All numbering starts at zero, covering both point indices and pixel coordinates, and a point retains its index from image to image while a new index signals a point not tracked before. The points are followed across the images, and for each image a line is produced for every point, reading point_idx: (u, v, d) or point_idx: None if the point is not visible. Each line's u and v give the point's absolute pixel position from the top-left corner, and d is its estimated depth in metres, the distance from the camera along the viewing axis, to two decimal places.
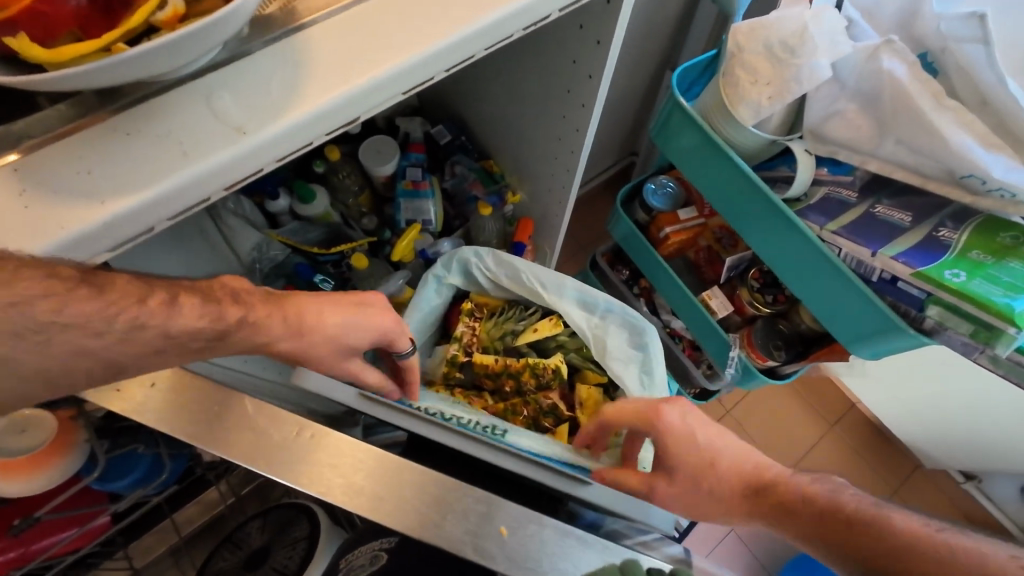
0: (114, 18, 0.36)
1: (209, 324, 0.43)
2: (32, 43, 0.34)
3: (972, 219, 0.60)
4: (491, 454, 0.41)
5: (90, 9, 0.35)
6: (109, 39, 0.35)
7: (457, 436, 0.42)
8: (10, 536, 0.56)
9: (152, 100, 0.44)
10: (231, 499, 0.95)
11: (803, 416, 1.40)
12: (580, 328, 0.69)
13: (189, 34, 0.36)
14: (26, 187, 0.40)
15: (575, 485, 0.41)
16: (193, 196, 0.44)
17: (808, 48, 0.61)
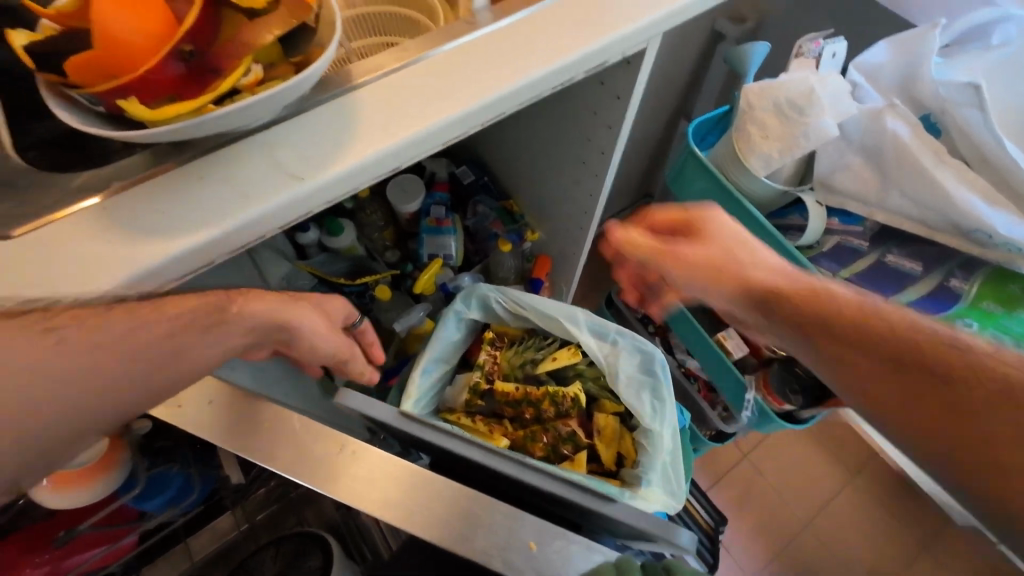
0: (205, 82, 0.41)
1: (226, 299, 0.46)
2: (137, 104, 0.39)
3: (980, 270, 0.63)
4: (516, 467, 0.43)
5: (186, 77, 0.41)
6: (201, 100, 0.40)
7: (482, 451, 0.44)
8: (52, 548, 0.59)
9: (225, 148, 0.50)
10: (244, 526, 0.97)
11: (824, 464, 1.37)
12: (593, 354, 0.70)
13: (269, 96, 0.42)
14: (113, 223, 0.46)
15: (600, 501, 0.42)
16: (253, 232, 0.48)
17: (816, 108, 0.65)
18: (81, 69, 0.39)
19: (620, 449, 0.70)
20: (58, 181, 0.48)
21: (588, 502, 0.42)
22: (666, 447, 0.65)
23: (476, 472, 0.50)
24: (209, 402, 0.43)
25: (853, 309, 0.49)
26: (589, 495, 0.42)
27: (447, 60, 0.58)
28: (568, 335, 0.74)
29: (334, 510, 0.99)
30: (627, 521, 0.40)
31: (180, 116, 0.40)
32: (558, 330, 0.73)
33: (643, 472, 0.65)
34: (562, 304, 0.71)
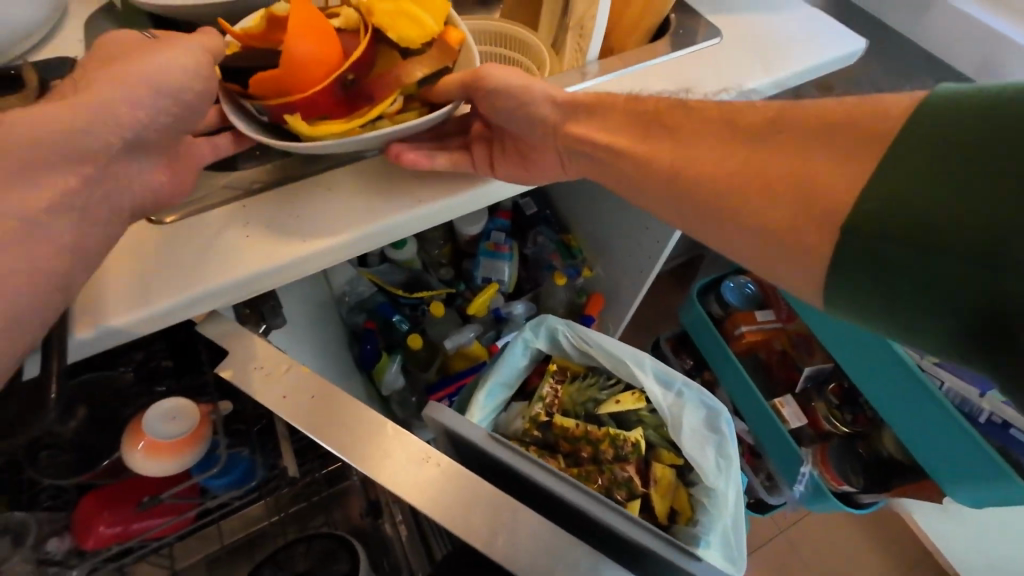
0: (356, 107, 0.48)
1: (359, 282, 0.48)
2: (300, 121, 0.46)
3: None
4: (597, 506, 0.45)
5: (343, 99, 0.48)
6: (354, 125, 0.47)
7: (567, 484, 0.45)
8: (134, 510, 0.64)
9: (353, 166, 0.55)
10: (273, 517, 0.98)
11: (869, 554, 1.27)
12: (657, 402, 0.69)
13: (410, 127, 0.48)
14: (250, 221, 0.51)
15: (681, 555, 0.42)
16: (368, 244, 0.52)
17: None
18: (264, 83, 0.47)
19: (674, 503, 0.68)
20: (207, 177, 0.53)
21: (667, 553, 0.43)
22: (729, 511, 0.64)
23: (544, 502, 0.51)
24: (310, 396, 0.46)
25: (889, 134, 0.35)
26: (669, 546, 0.43)
27: None
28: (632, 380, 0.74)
29: (360, 517, 0.99)
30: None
31: (331, 134, 0.47)
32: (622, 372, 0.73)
33: (701, 533, 0.63)
34: (631, 347, 0.72)
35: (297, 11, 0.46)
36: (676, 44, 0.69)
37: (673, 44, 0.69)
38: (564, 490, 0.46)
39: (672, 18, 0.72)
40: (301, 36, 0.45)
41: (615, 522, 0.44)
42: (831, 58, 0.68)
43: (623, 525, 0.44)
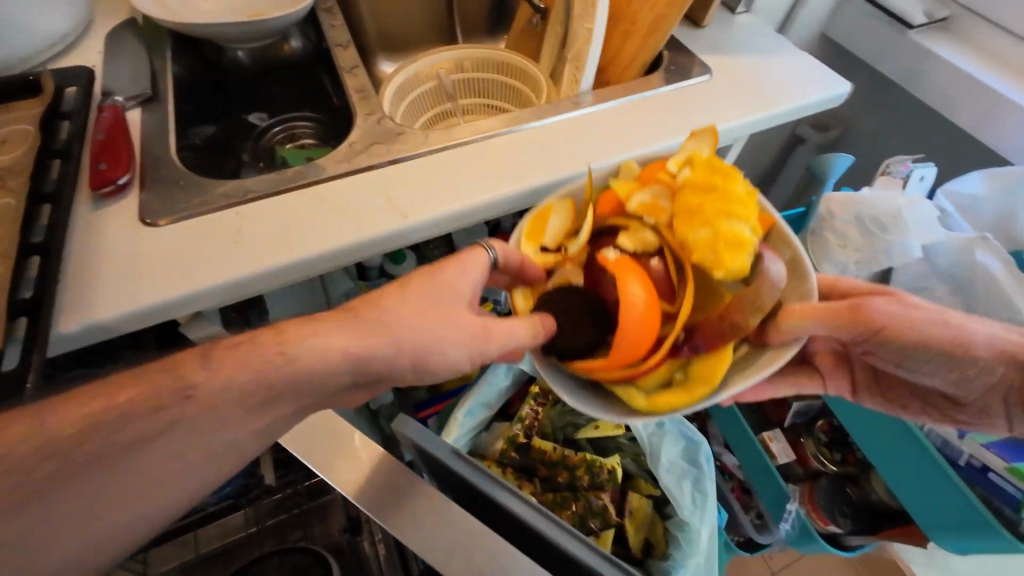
0: (681, 352, 0.41)
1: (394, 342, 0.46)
2: (636, 393, 0.40)
3: None
4: (558, 532, 0.44)
5: (680, 355, 0.41)
6: (696, 391, 0.39)
7: (529, 508, 0.45)
8: None
9: (346, 180, 0.57)
10: (251, 529, 0.95)
11: None
12: (636, 431, 0.68)
13: (756, 379, 0.39)
14: (239, 229, 0.52)
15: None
16: (353, 257, 0.53)
17: (899, 229, 0.64)
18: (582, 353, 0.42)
19: (649, 536, 0.68)
20: (204, 184, 0.55)
21: None
22: (703, 548, 0.62)
23: (509, 524, 0.50)
24: None
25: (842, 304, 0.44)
26: None
27: (547, 132, 0.63)
28: None
29: (340, 533, 0.94)
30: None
31: (673, 402, 0.39)
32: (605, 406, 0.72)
33: (673, 567, 0.61)
34: None
35: (615, 262, 0.42)
36: (669, 78, 0.71)
37: (666, 78, 0.71)
38: (526, 513, 0.45)
39: (666, 53, 0.75)
40: (635, 286, 0.40)
41: (576, 550, 0.43)
42: (820, 99, 0.70)
43: (582, 552, 0.42)
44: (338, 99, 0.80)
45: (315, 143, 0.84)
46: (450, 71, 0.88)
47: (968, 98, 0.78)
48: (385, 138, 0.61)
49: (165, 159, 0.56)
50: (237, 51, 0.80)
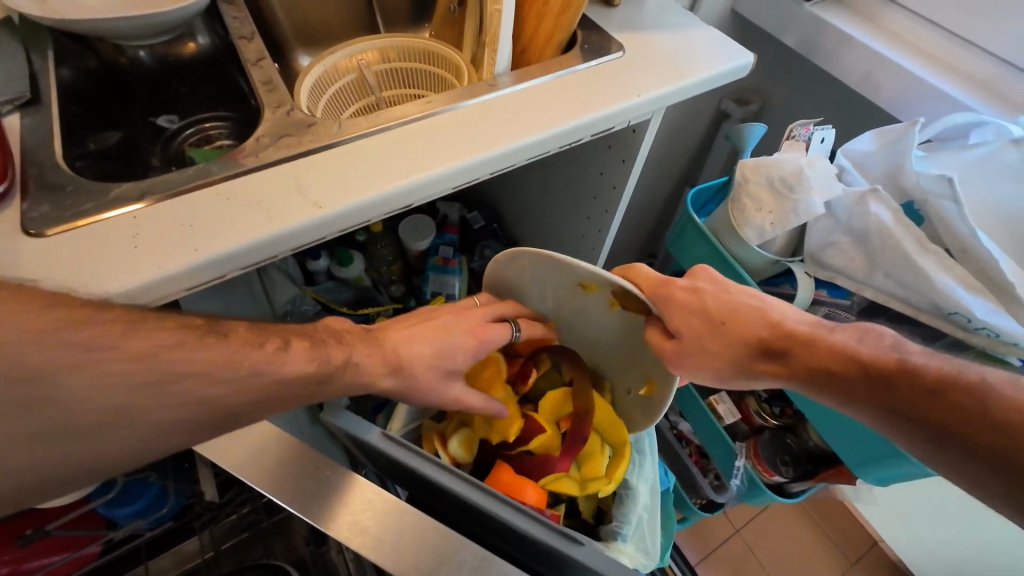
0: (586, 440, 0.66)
1: (296, 363, 0.47)
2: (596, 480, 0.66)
3: (1001, 328, 0.58)
4: (485, 498, 0.46)
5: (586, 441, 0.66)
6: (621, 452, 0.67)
7: (461, 481, 0.47)
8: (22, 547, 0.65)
9: (254, 176, 0.55)
10: (207, 554, 0.85)
11: (818, 549, 1.32)
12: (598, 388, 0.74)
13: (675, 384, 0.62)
14: (139, 231, 0.49)
15: (566, 542, 0.44)
16: (267, 252, 0.52)
17: (804, 187, 0.68)
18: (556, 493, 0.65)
19: (600, 503, 0.71)
20: (97, 188, 0.52)
21: (556, 543, 0.44)
22: (642, 503, 0.68)
23: (445, 499, 0.52)
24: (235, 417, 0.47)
25: (716, 315, 0.57)
26: (558, 536, 0.44)
27: (463, 116, 0.63)
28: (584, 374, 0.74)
29: (304, 545, 0.85)
30: (592, 565, 0.42)
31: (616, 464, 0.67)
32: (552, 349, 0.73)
33: (619, 527, 0.66)
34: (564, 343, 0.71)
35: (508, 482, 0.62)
36: (583, 57, 0.72)
37: (581, 57, 0.72)
38: (458, 486, 0.47)
39: (580, 33, 0.76)
40: (529, 489, 0.61)
41: (504, 513, 0.45)
42: (725, 70, 0.74)
43: (508, 515, 0.45)
44: (250, 98, 0.74)
45: (232, 143, 0.80)
46: (372, 61, 0.86)
47: (863, 60, 0.83)
48: (296, 130, 0.60)
49: (49, 166, 0.53)
50: (138, 49, 0.76)
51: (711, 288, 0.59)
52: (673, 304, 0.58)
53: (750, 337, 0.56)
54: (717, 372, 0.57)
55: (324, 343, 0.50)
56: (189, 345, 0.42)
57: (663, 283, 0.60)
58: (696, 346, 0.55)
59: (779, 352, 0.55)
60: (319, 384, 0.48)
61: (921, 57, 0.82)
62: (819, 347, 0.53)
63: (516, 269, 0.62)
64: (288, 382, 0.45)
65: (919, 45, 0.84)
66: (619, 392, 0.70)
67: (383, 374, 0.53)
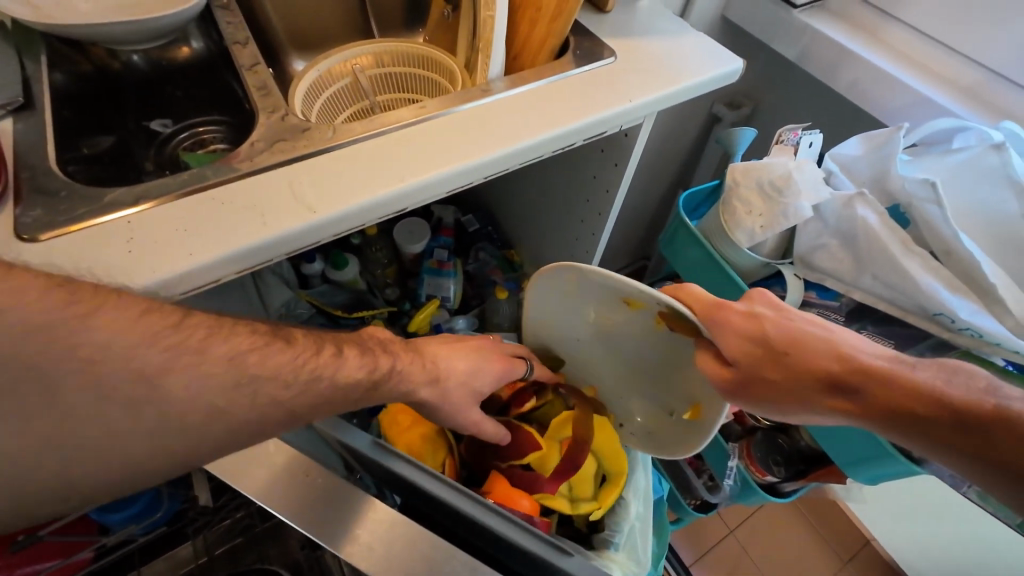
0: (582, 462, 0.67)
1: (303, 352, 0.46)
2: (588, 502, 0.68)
3: (985, 330, 0.60)
4: (475, 508, 0.46)
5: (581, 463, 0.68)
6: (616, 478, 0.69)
7: (452, 490, 0.47)
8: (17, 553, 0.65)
9: (247, 181, 0.55)
10: (201, 560, 0.85)
11: (810, 548, 1.34)
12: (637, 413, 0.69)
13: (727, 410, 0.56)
14: (133, 236, 0.50)
15: (555, 553, 0.44)
16: (261, 256, 0.52)
17: (793, 191, 0.69)
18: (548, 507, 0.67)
19: None
20: (91, 194, 0.52)
21: (545, 554, 0.44)
22: (632, 513, 0.69)
23: (436, 506, 0.52)
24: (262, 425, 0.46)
25: (778, 344, 0.52)
26: (548, 547, 0.45)
27: (458, 121, 0.64)
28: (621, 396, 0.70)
29: (299, 550, 0.83)
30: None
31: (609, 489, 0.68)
32: (594, 369, 0.70)
33: (611, 536, 0.67)
34: (602, 361, 0.68)
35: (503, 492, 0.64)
36: (576, 63, 0.73)
37: (574, 62, 0.73)
38: (450, 495, 0.47)
39: (573, 39, 0.77)
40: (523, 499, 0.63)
41: (494, 523, 0.45)
42: (716, 75, 0.75)
43: (499, 525, 0.45)
44: (245, 103, 0.74)
45: (226, 148, 0.80)
46: (366, 66, 0.86)
47: (851, 66, 0.85)
48: (290, 135, 0.60)
49: (42, 171, 0.53)
50: (131, 54, 0.76)
51: (772, 313, 0.54)
52: (729, 330, 0.52)
53: (819, 370, 0.51)
54: (778, 405, 0.53)
55: (374, 350, 0.52)
56: (260, 349, 0.43)
57: (717, 304, 0.54)
58: (752, 377, 0.51)
59: (850, 388, 0.50)
60: (369, 389, 0.49)
61: (907, 64, 0.84)
62: (897, 385, 0.48)
63: (560, 284, 0.60)
64: (343, 388, 0.47)
65: (905, 52, 0.86)
66: (661, 415, 0.66)
67: (421, 384, 0.55)
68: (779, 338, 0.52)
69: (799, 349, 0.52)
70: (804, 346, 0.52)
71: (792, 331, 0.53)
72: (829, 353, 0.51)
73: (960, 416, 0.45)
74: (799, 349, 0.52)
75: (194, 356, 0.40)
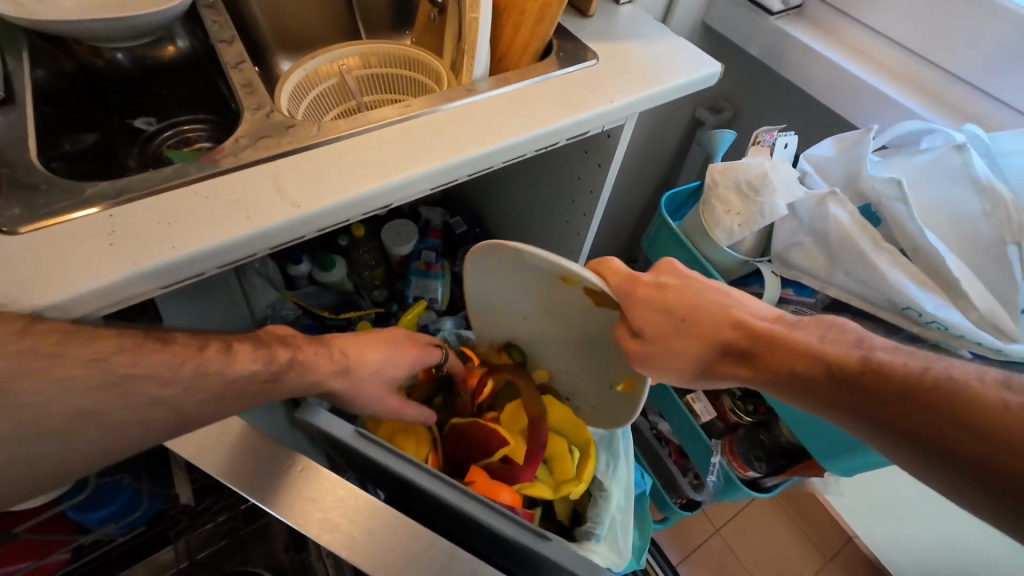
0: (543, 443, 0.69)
1: (252, 364, 0.50)
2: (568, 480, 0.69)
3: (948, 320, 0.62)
4: (456, 496, 0.47)
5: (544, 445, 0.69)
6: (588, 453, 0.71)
7: (434, 479, 0.48)
8: None
9: (231, 176, 0.55)
10: (183, 565, 0.82)
11: (795, 546, 1.36)
12: (572, 390, 0.72)
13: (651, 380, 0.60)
14: (115, 229, 0.50)
15: (534, 538, 0.45)
16: (243, 250, 0.52)
17: (769, 190, 0.71)
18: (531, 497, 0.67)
19: (576, 505, 0.73)
20: (70, 187, 0.52)
21: (525, 539, 0.45)
22: (613, 504, 0.70)
23: (419, 498, 0.53)
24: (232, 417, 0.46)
25: (679, 308, 0.56)
26: (526, 532, 0.45)
27: (442, 119, 0.65)
28: (558, 374, 0.72)
29: (283, 552, 0.83)
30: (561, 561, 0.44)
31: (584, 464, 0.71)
32: (536, 347, 0.71)
33: (593, 528, 0.68)
34: (539, 341, 0.70)
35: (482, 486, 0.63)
36: (560, 64, 0.75)
37: (557, 64, 0.75)
38: (432, 484, 0.48)
39: (556, 41, 0.79)
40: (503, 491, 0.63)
41: (475, 511, 0.46)
42: (694, 78, 0.77)
43: (479, 513, 0.46)
44: (231, 102, 0.75)
45: (211, 146, 0.79)
46: (353, 67, 0.87)
47: (824, 72, 0.88)
48: (276, 131, 0.60)
49: (22, 165, 0.53)
50: (115, 52, 0.76)
51: (675, 282, 0.58)
52: (637, 303, 0.55)
53: (712, 335, 0.55)
54: (683, 373, 0.57)
55: (269, 345, 0.53)
56: (127, 351, 0.45)
57: (630, 278, 0.57)
58: (657, 345, 0.55)
59: (743, 353, 0.55)
60: (267, 381, 0.50)
61: (877, 69, 0.87)
62: (784, 348, 0.53)
63: (495, 266, 0.62)
64: (234, 381, 0.48)
65: (876, 59, 0.89)
66: (596, 385, 0.68)
67: (330, 374, 0.56)
68: (681, 305, 0.56)
69: (696, 317, 0.56)
70: (698, 312, 0.56)
71: (694, 299, 0.57)
72: (722, 318, 0.56)
73: (836, 373, 0.50)
74: (697, 317, 0.56)
75: (91, 362, 0.43)
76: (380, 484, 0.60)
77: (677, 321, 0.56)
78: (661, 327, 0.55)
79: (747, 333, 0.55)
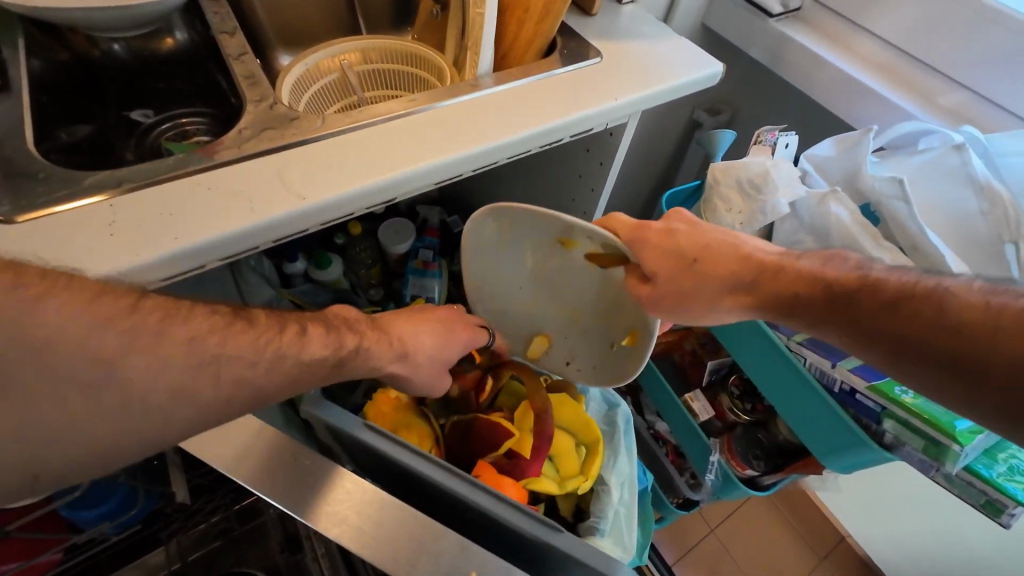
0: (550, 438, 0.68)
1: (314, 353, 0.49)
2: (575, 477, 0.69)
3: None
4: (466, 487, 0.47)
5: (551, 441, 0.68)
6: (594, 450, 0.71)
7: (443, 471, 0.48)
8: None
9: (235, 167, 0.54)
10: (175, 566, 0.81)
11: (789, 545, 1.37)
12: (573, 355, 0.72)
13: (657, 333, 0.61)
14: (116, 219, 0.49)
15: (545, 530, 0.45)
16: (246, 243, 0.51)
17: (771, 188, 0.72)
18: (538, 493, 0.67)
19: (579, 502, 0.72)
20: (69, 176, 0.51)
21: (536, 532, 0.45)
22: (616, 499, 0.69)
23: (427, 491, 0.53)
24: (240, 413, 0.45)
25: (689, 249, 0.57)
26: (538, 524, 0.45)
27: (446, 114, 0.65)
28: (559, 341, 0.72)
29: (279, 552, 0.82)
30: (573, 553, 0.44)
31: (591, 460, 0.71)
32: (534, 316, 0.71)
33: (597, 522, 0.67)
34: (540, 310, 0.71)
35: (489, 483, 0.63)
36: (563, 61, 0.75)
37: (560, 62, 0.75)
38: (440, 475, 0.48)
39: (560, 39, 0.79)
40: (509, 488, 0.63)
41: (485, 502, 0.46)
42: (696, 77, 0.77)
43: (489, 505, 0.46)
44: (231, 95, 0.74)
45: (209, 139, 0.78)
46: (354, 63, 0.86)
47: (822, 73, 0.89)
48: (278, 123, 0.60)
49: (19, 154, 0.52)
50: (112, 42, 0.75)
51: (686, 227, 0.58)
52: (647, 246, 0.57)
53: (726, 271, 0.56)
54: (693, 312, 0.57)
55: (336, 328, 0.52)
56: (221, 332, 0.43)
57: (639, 226, 0.58)
58: (670, 286, 0.56)
59: (753, 285, 0.55)
60: (334, 364, 0.50)
61: (874, 71, 0.89)
62: (788, 274, 0.54)
63: (496, 229, 0.63)
64: (307, 365, 0.47)
65: (872, 61, 0.91)
66: (601, 351, 0.69)
67: (389, 359, 0.57)
68: (691, 246, 0.57)
69: (708, 256, 0.56)
70: (708, 251, 0.56)
71: (706, 238, 0.57)
72: (734, 258, 0.56)
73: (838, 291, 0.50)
74: (713, 257, 0.56)
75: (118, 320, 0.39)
76: (384, 477, 0.60)
77: (688, 262, 0.56)
78: (670, 269, 0.56)
79: (758, 268, 0.55)
